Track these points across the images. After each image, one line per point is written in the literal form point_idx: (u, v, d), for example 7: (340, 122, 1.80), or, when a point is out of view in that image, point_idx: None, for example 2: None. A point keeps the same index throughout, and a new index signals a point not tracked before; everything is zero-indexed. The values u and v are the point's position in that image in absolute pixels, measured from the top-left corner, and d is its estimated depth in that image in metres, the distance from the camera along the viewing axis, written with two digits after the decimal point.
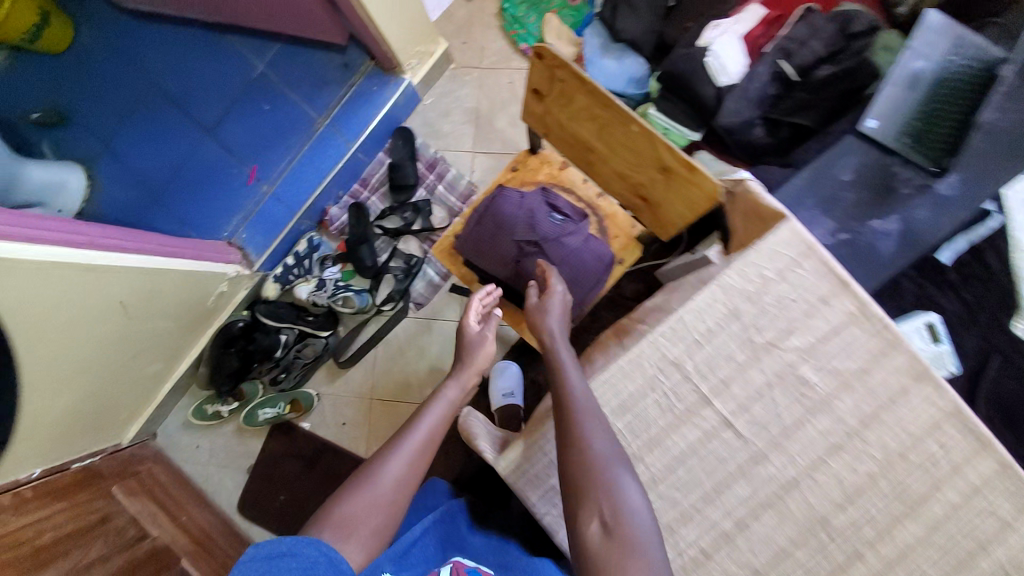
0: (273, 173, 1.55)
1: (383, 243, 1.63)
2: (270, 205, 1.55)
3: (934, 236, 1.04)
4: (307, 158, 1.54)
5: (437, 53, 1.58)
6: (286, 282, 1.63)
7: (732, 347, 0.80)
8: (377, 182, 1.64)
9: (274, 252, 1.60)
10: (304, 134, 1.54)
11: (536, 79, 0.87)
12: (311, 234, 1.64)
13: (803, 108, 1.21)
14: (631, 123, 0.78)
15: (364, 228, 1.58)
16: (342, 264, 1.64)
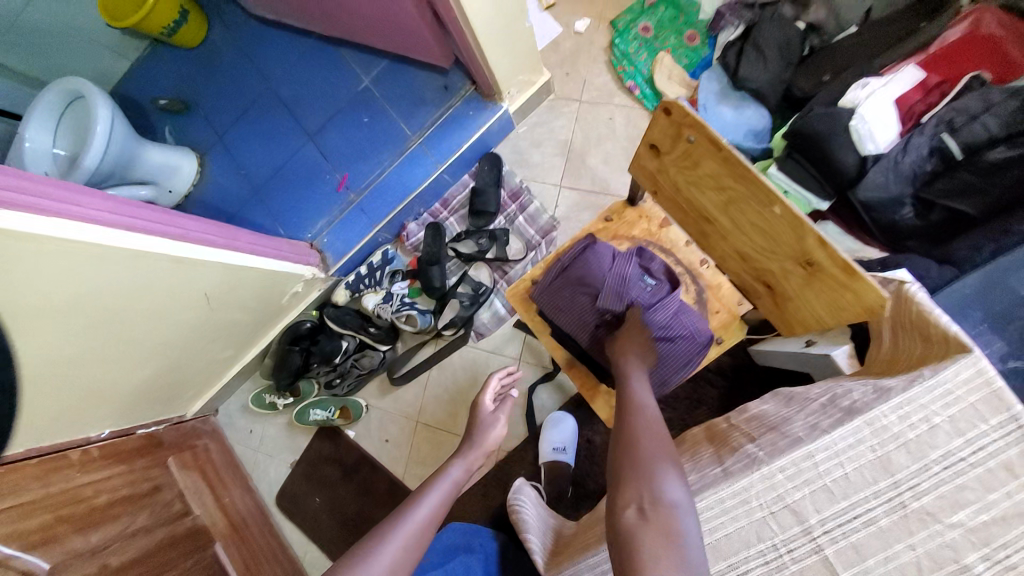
0: (362, 184, 1.58)
1: (454, 266, 1.62)
2: (355, 215, 1.58)
3: None
4: (395, 173, 1.55)
5: (539, 82, 1.52)
6: (356, 291, 1.64)
7: (874, 508, 0.63)
8: (457, 205, 1.62)
9: (350, 260, 1.62)
10: (396, 150, 1.56)
11: (656, 134, 0.77)
12: (387, 247, 1.65)
13: (964, 193, 1.02)
14: (775, 206, 0.67)
15: (439, 248, 1.57)
16: (411, 280, 1.63)
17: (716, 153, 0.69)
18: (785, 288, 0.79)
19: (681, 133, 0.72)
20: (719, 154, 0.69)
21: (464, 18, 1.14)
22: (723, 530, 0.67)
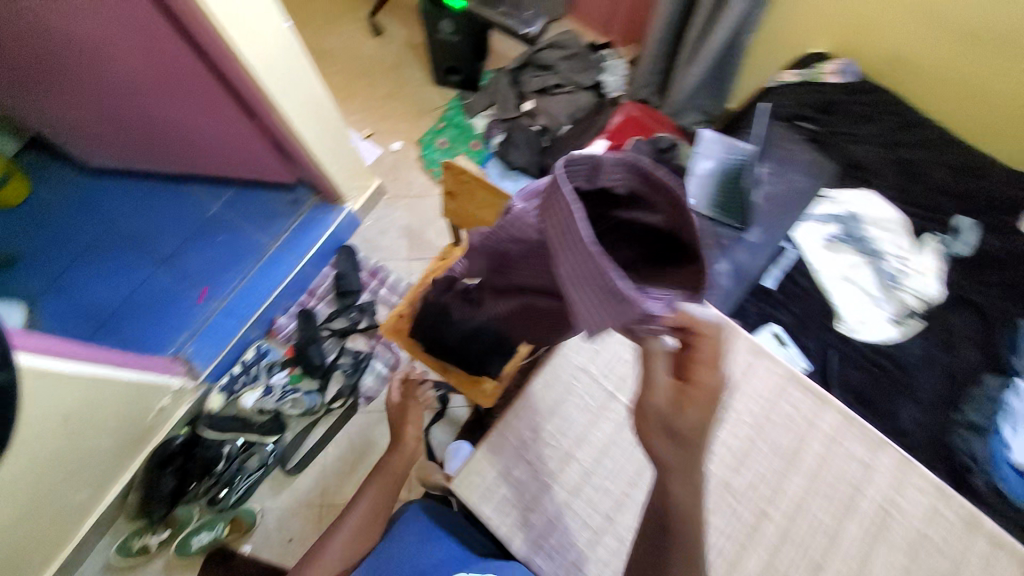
0: (224, 292, 1.72)
1: (330, 343, 1.77)
2: (222, 318, 1.69)
3: (756, 270, 1.39)
4: (258, 275, 1.75)
5: (373, 187, 1.94)
6: (231, 392, 1.68)
7: (620, 350, 0.96)
8: (324, 291, 1.86)
9: (222, 360, 1.68)
10: (255, 256, 1.77)
11: (449, 183, 1.19)
12: (259, 342, 1.76)
13: None
14: (517, 205, 1.11)
15: (313, 330, 1.74)
16: (290, 368, 1.72)
17: (479, 181, 1.13)
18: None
19: (460, 176, 1.16)
20: (480, 180, 1.13)
21: (297, 137, 1.52)
22: (552, 394, 0.94)
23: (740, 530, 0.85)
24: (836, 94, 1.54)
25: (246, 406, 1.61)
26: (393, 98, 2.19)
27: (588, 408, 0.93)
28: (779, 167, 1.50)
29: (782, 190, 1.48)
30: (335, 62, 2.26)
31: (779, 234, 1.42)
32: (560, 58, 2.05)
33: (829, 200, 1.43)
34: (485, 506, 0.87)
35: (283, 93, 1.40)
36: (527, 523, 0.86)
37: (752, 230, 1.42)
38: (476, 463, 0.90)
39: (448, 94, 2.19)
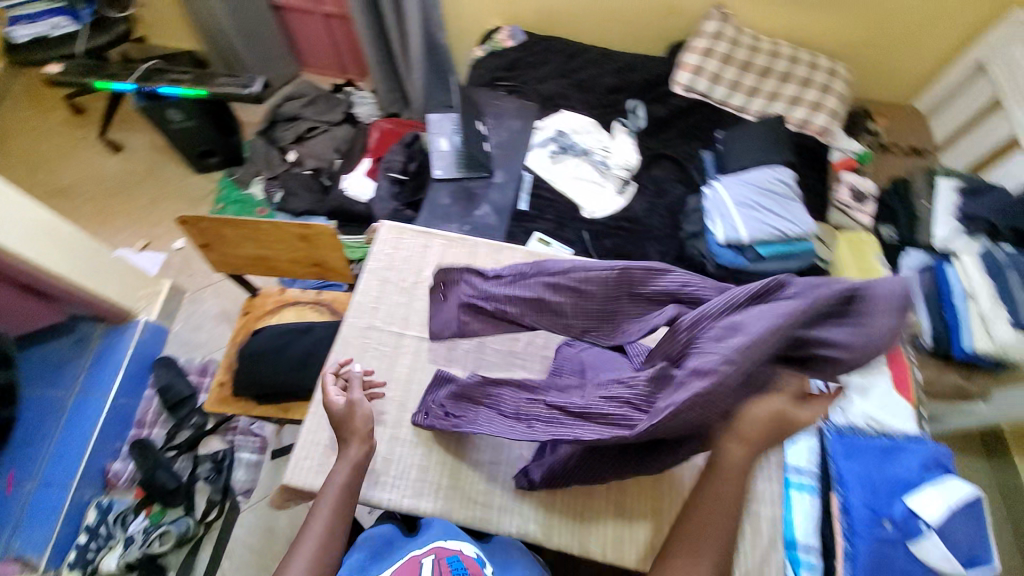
0: (32, 467, 1.49)
1: (182, 461, 1.61)
2: (43, 494, 1.47)
3: (510, 200, 1.64)
4: (67, 433, 1.55)
5: (165, 289, 1.83)
6: (87, 565, 1.45)
7: (395, 297, 1.10)
8: (154, 414, 1.70)
9: (59, 538, 1.44)
10: (55, 414, 1.57)
11: (195, 237, 1.19)
12: (98, 499, 1.53)
13: (416, 189, 1.79)
14: (262, 225, 1.15)
15: (153, 457, 1.56)
16: (147, 509, 1.53)
17: (215, 224, 1.15)
18: (324, 259, 1.25)
19: (199, 228, 1.17)
20: (215, 223, 1.15)
21: (39, 269, 1.38)
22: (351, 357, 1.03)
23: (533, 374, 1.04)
24: (518, 53, 1.93)
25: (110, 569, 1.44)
26: (157, 204, 2.14)
27: (385, 354, 1.04)
28: (497, 121, 1.81)
29: (505, 137, 1.78)
30: (83, 196, 2.16)
31: (517, 167, 1.71)
32: (301, 106, 2.18)
33: (541, 129, 1.80)
34: (322, 478, 0.91)
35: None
36: (366, 471, 0.93)
37: (496, 173, 1.69)
38: (305, 447, 0.93)
39: (214, 177, 2.20)
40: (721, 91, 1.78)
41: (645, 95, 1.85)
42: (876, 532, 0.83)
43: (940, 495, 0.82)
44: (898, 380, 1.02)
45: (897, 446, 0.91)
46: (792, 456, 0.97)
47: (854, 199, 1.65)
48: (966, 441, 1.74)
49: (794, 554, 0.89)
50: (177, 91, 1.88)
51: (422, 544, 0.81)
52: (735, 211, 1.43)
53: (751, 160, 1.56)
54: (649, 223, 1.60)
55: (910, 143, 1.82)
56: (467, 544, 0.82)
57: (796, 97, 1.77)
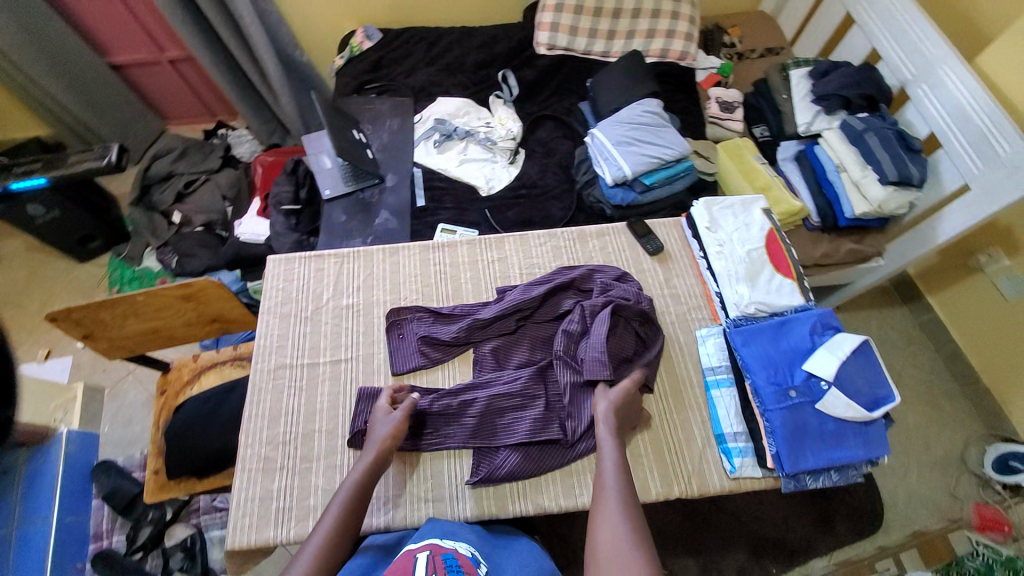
0: None
1: (152, 561, 1.49)
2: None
3: (407, 200, 1.61)
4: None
5: (79, 393, 1.68)
6: None
7: (300, 330, 1.08)
8: (110, 523, 1.54)
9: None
10: None
11: (71, 331, 1.11)
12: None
13: (313, 216, 1.74)
14: (140, 298, 1.10)
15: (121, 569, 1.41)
16: None
17: (88, 310, 1.08)
18: (220, 311, 1.22)
19: (73, 320, 1.09)
20: (88, 310, 1.08)
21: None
22: (266, 402, 1.01)
23: (455, 361, 1.06)
24: (378, 52, 1.87)
25: None
26: (44, 306, 1.94)
27: (301, 390, 1.02)
28: (375, 125, 1.77)
29: (387, 138, 1.74)
30: None
31: (406, 165, 1.69)
32: (172, 163, 2.05)
33: (421, 121, 1.77)
34: (266, 530, 0.89)
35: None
36: (310, 509, 0.92)
37: (387, 177, 1.66)
38: (241, 506, 0.91)
39: (101, 261, 2.05)
40: (582, 40, 1.81)
41: (512, 63, 1.86)
42: (784, 403, 0.90)
43: (831, 353, 0.91)
44: (778, 261, 1.05)
45: (788, 320, 0.98)
46: (705, 358, 1.04)
47: (724, 110, 1.74)
48: (882, 298, 1.90)
49: (725, 446, 0.96)
50: (31, 185, 1.70)
51: (417, 542, 0.77)
52: (618, 150, 1.47)
53: (622, 100, 1.61)
54: (546, 185, 1.63)
55: (766, 45, 1.92)
56: (462, 543, 0.78)
57: (652, 29, 1.81)
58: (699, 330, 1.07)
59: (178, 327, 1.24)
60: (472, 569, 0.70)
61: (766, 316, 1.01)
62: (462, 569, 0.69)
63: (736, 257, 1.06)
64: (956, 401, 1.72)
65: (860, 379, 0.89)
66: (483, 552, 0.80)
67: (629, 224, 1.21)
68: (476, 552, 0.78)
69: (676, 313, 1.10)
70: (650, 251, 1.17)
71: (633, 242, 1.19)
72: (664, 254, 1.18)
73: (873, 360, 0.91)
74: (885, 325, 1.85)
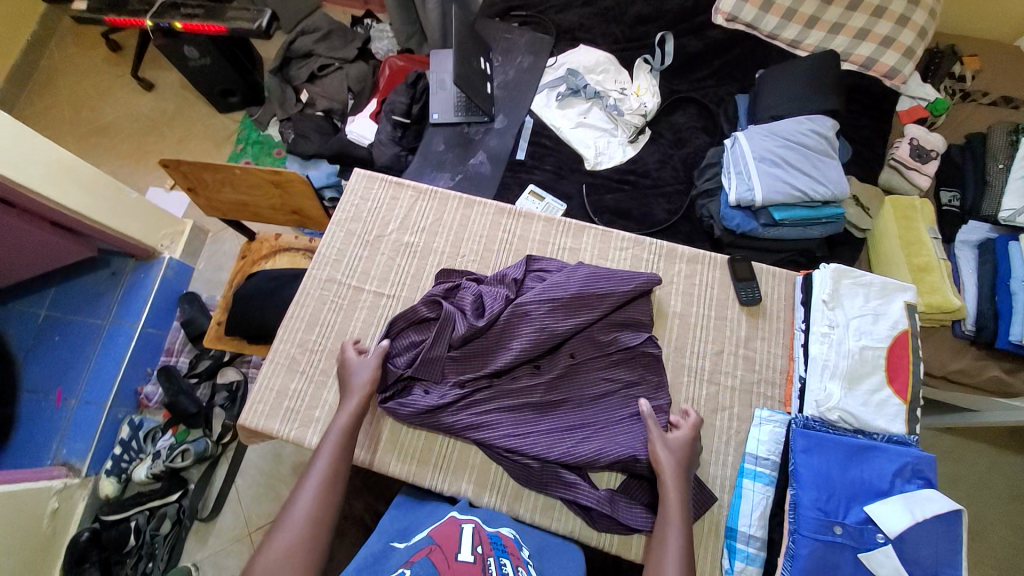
0: (79, 385, 1.56)
1: (202, 389, 1.65)
2: (83, 410, 1.54)
3: (506, 149, 1.52)
4: (103, 356, 1.60)
5: (187, 230, 1.83)
6: (121, 473, 1.51)
7: (359, 251, 1.10)
8: (181, 345, 1.74)
9: (99, 446, 1.52)
10: (93, 343, 1.61)
11: (181, 181, 1.25)
12: (130, 417, 1.59)
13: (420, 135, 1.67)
14: (237, 171, 1.19)
15: (178, 384, 1.57)
16: (174, 428, 1.58)
17: (195, 168, 1.20)
18: (300, 205, 1.32)
19: (182, 171, 1.21)
20: (194, 167, 1.19)
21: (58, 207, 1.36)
22: (308, 309, 1.06)
23: None
24: None
25: (139, 478, 1.49)
26: (184, 142, 2.18)
27: (343, 307, 1.06)
28: (506, 56, 1.66)
29: (510, 77, 1.62)
30: (121, 134, 2.19)
31: (522, 110, 1.58)
32: (314, 42, 2.10)
33: (553, 67, 1.62)
34: (273, 421, 0.98)
35: (14, 169, 1.24)
36: (314, 418, 0.98)
37: (498, 118, 1.57)
38: (260, 392, 1.00)
39: (236, 117, 2.23)
40: (773, 20, 1.52)
41: (677, 27, 1.61)
42: (824, 535, 0.76)
43: (906, 506, 0.76)
44: (894, 372, 0.87)
45: (874, 448, 0.82)
46: (752, 444, 0.90)
47: (913, 156, 1.38)
48: (1008, 439, 1.52)
49: (731, 543, 0.85)
50: (203, 30, 1.83)
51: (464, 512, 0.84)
52: (757, 166, 1.24)
53: (787, 109, 1.33)
54: (660, 178, 1.45)
55: (1009, 91, 1.50)
56: (506, 526, 0.82)
57: (864, 30, 1.45)
58: (759, 410, 0.93)
59: (262, 208, 1.35)
60: (517, 556, 0.74)
61: (848, 429, 0.86)
62: (508, 553, 0.73)
63: (844, 349, 0.88)
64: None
65: (928, 550, 0.73)
66: (522, 534, 0.85)
67: (732, 260, 1.04)
68: (518, 534, 0.83)
69: (743, 379, 0.96)
70: (743, 300, 1.01)
71: (727, 283, 1.03)
72: (758, 308, 1.01)
73: (955, 536, 0.74)
74: (995, 467, 1.49)
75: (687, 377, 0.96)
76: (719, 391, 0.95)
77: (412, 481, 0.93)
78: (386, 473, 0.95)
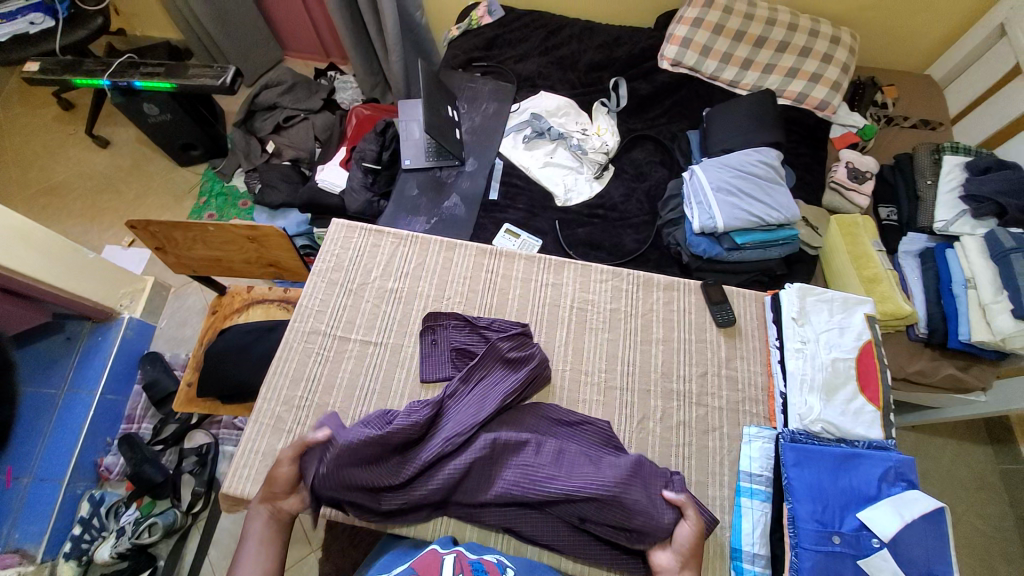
0: (29, 461, 1.42)
1: (168, 456, 1.54)
2: (38, 488, 1.40)
3: (478, 190, 1.57)
4: (59, 429, 1.47)
5: (149, 287, 1.76)
6: (82, 555, 1.38)
7: (342, 301, 1.10)
8: (143, 410, 1.63)
9: (55, 529, 1.38)
10: (45, 414, 1.48)
11: (149, 241, 1.22)
12: (91, 491, 1.47)
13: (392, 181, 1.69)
14: (209, 228, 1.18)
15: (142, 451, 1.47)
16: (138, 500, 1.46)
17: (163, 227, 1.17)
18: (276, 258, 1.31)
19: (150, 231, 1.19)
20: (164, 227, 1.17)
21: (10, 273, 1.28)
22: (291, 366, 1.04)
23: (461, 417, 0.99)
24: (495, 30, 1.81)
25: (102, 560, 1.35)
26: (143, 197, 2.12)
27: (327, 359, 1.05)
28: (472, 103, 1.73)
29: (477, 123, 1.69)
30: (73, 194, 2.10)
31: (491, 153, 1.64)
32: (279, 95, 2.11)
33: (517, 112, 1.70)
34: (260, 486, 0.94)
35: None
36: None
37: (468, 162, 1.62)
38: (245, 456, 0.97)
39: (199, 170, 2.20)
40: (712, 64, 1.65)
41: (629, 72, 1.73)
42: (823, 546, 0.80)
43: (894, 509, 0.81)
44: (865, 380, 0.94)
45: (857, 455, 0.87)
46: (745, 461, 0.94)
47: (852, 178, 1.52)
48: (967, 430, 1.63)
49: (738, 564, 0.87)
50: (163, 88, 1.81)
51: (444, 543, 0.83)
52: (716, 197, 1.33)
53: (737, 142, 1.45)
54: (627, 211, 1.53)
55: (922, 116, 1.70)
56: (489, 553, 0.81)
57: (796, 68, 1.62)
58: (747, 428, 0.97)
59: (235, 263, 1.33)
60: None
61: (832, 439, 0.91)
62: None
63: (818, 362, 0.95)
64: (1014, 567, 1.45)
65: (919, 550, 0.78)
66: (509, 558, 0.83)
67: (704, 285, 1.11)
68: (502, 558, 0.81)
69: (728, 399, 1.01)
70: (719, 322, 1.07)
71: (703, 306, 1.10)
72: (733, 328, 1.08)
73: (941, 532, 0.79)
74: (958, 459, 1.59)
75: (677, 402, 1.00)
76: (708, 413, 0.99)
77: (414, 535, 0.92)
78: (388, 530, 0.93)
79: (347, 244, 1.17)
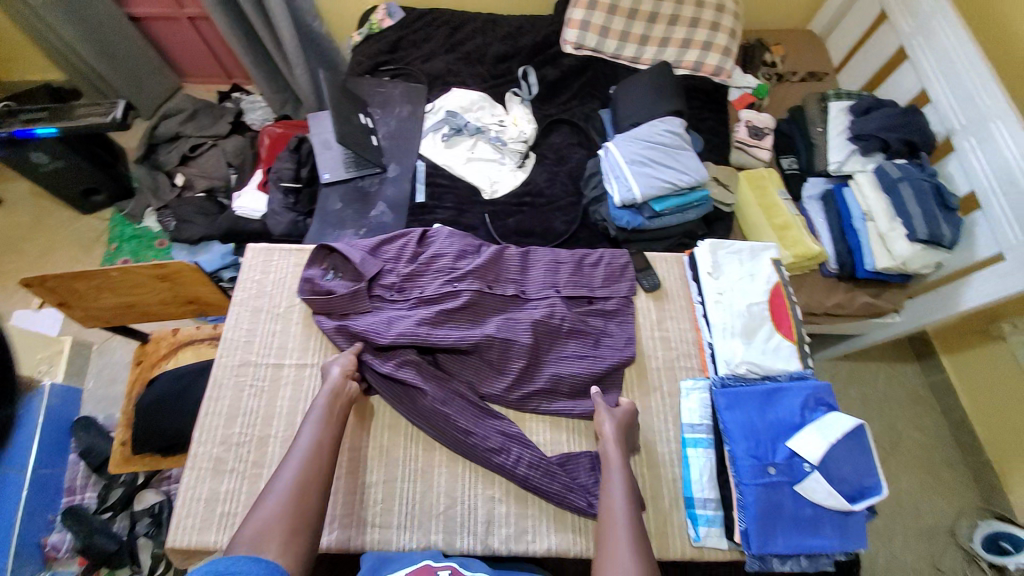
0: None
1: (118, 523, 1.43)
2: None
3: (404, 194, 1.55)
4: None
5: (67, 348, 1.63)
6: None
7: (271, 325, 1.08)
8: (84, 479, 1.50)
9: None
10: None
11: (49, 298, 1.13)
12: None
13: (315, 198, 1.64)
14: (114, 273, 1.10)
15: (89, 523, 1.37)
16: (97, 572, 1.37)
17: (62, 280, 1.08)
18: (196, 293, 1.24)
19: (47, 287, 1.09)
20: (63, 280, 1.08)
21: None
22: (225, 402, 1.00)
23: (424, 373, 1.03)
24: (397, 32, 1.79)
25: None
26: (48, 253, 1.95)
27: (262, 389, 1.02)
28: (385, 107, 1.71)
29: (392, 127, 1.67)
30: None
31: (412, 155, 1.63)
32: (180, 124, 1.99)
33: (432, 111, 1.69)
34: (207, 533, 0.90)
35: None
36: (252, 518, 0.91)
37: (390, 167, 1.60)
38: (185, 506, 0.92)
39: (105, 216, 2.04)
40: (612, 43, 1.71)
41: (535, 59, 1.76)
42: (761, 479, 0.86)
43: (820, 432, 0.87)
44: (779, 318, 1.02)
45: (781, 389, 0.94)
46: (686, 414, 0.99)
47: (753, 136, 1.63)
48: (891, 350, 1.79)
49: (692, 511, 0.92)
50: (48, 134, 1.66)
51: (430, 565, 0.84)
52: (631, 169, 1.38)
53: (645, 114, 1.51)
54: (554, 195, 1.56)
55: (810, 69, 1.83)
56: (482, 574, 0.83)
57: (688, 39, 1.71)
58: (684, 382, 1.03)
59: (151, 305, 1.25)
60: None
61: (757, 377, 0.98)
62: None
63: (736, 310, 1.02)
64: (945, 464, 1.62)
65: (847, 467, 0.85)
66: None
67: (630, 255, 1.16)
68: None
69: (664, 358, 1.07)
70: (646, 287, 1.13)
71: (631, 273, 1.15)
72: (660, 292, 1.14)
73: (864, 446, 0.86)
74: (886, 377, 1.74)
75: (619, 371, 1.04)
76: (648, 376, 1.05)
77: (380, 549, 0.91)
78: (353, 550, 0.91)
79: (269, 264, 1.15)
